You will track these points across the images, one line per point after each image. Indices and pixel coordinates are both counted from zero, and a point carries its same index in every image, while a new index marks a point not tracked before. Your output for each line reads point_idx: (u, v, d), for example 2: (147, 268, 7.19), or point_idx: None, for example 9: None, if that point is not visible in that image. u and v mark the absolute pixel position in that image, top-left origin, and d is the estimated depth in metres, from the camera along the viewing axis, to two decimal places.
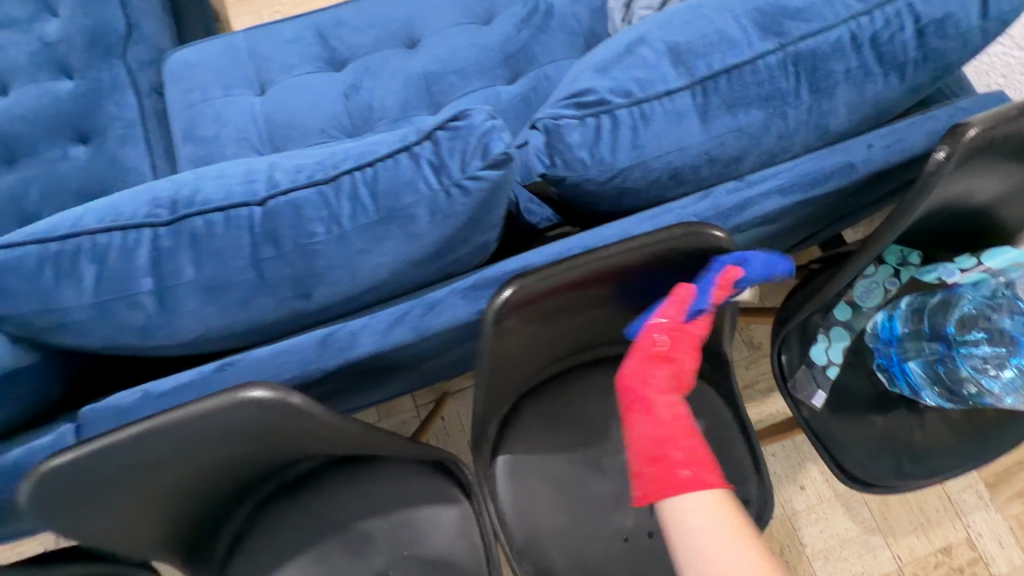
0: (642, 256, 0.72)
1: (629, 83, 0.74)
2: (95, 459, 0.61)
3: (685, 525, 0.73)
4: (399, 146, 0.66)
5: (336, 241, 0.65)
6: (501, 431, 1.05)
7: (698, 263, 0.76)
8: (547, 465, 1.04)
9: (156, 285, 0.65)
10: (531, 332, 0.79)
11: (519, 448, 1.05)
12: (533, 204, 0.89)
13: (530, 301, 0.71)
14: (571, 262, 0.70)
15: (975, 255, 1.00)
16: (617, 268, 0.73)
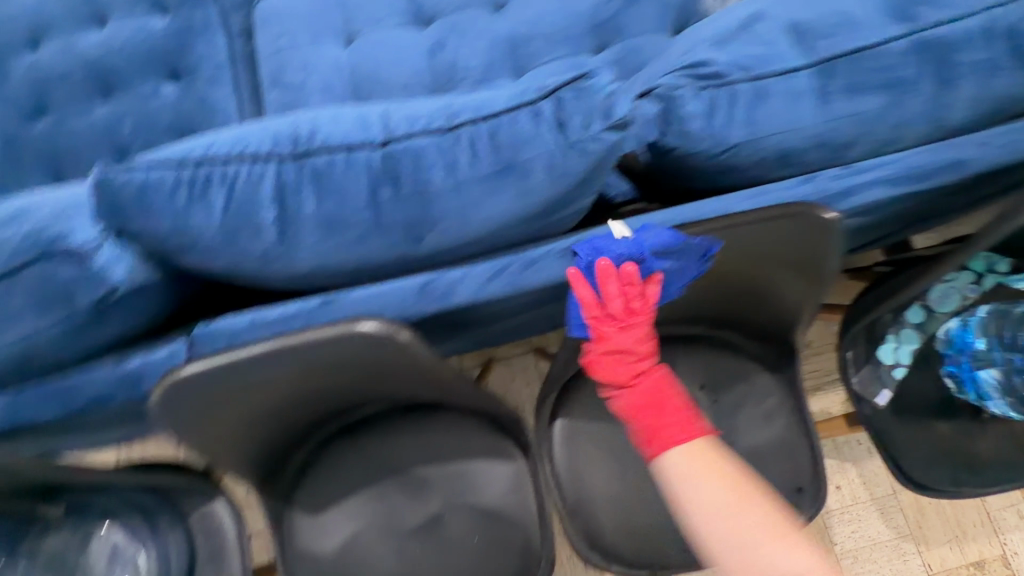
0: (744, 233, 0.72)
1: (748, 57, 0.73)
2: (218, 373, 0.65)
3: (687, 479, 0.80)
4: (521, 102, 0.68)
5: (453, 189, 0.68)
6: (560, 397, 1.08)
7: (800, 246, 0.75)
8: (604, 432, 1.08)
9: (279, 216, 0.68)
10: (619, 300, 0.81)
11: (576, 415, 1.08)
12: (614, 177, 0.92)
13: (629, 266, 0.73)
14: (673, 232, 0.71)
15: None
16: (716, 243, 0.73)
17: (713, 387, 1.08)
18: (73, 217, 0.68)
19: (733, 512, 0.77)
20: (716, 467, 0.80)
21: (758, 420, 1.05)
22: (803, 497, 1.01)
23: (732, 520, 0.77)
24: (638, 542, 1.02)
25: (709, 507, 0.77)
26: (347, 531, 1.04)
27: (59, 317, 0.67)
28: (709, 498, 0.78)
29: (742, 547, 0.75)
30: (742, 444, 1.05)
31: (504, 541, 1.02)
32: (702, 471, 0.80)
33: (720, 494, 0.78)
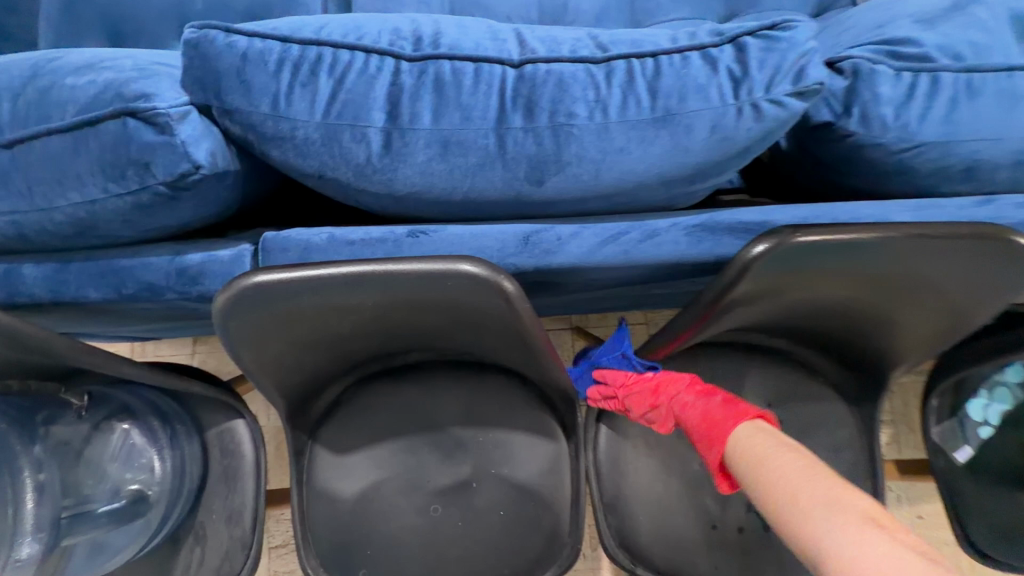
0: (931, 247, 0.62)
1: (961, 44, 0.62)
2: (288, 286, 0.57)
3: (765, 457, 0.67)
4: (694, 44, 0.57)
5: (595, 130, 0.58)
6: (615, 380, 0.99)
7: (970, 277, 0.65)
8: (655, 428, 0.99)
9: (388, 122, 0.59)
10: (748, 298, 0.69)
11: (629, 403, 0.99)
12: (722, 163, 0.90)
13: (771, 265, 0.63)
14: (855, 228, 0.60)
15: None
16: (892, 253, 0.62)
17: None
18: (157, 79, 0.58)
19: (807, 489, 0.61)
20: (783, 457, 0.66)
21: None
22: None
23: (795, 498, 0.61)
24: (671, 551, 0.92)
25: (766, 465, 0.66)
26: (370, 478, 0.99)
27: (127, 191, 0.58)
28: (772, 475, 0.64)
29: (801, 517, 0.59)
30: None
31: (531, 521, 0.96)
32: (773, 451, 0.67)
33: (816, 486, 0.61)
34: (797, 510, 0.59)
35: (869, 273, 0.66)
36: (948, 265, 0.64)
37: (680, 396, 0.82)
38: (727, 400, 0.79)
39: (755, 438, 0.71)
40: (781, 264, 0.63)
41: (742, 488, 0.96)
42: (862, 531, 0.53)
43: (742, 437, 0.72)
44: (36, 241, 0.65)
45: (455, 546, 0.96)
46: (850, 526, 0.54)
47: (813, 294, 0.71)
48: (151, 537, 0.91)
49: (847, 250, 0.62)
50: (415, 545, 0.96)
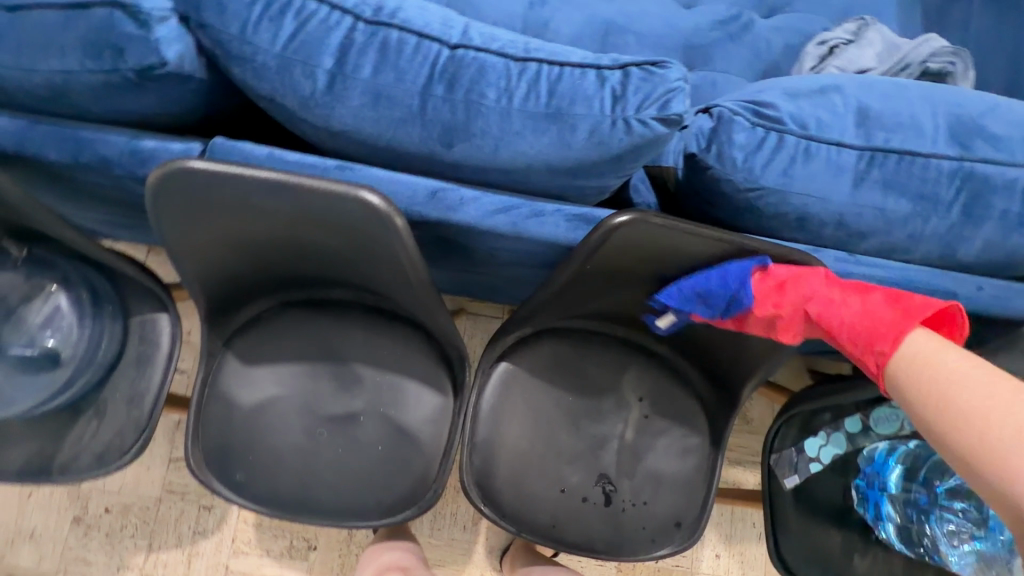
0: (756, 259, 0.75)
1: (811, 117, 0.76)
2: (216, 177, 0.67)
3: (932, 359, 0.70)
4: (594, 63, 0.70)
5: (500, 112, 0.70)
6: (514, 344, 1.13)
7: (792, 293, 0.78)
8: (538, 397, 1.12)
9: (334, 67, 0.71)
10: (616, 268, 0.82)
11: (522, 369, 1.13)
12: (642, 185, 0.92)
13: (631, 238, 0.75)
14: (699, 227, 0.73)
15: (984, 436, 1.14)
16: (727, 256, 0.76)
17: (649, 403, 1.13)
18: None
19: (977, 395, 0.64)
20: (945, 351, 0.70)
21: (673, 449, 1.12)
22: (678, 530, 1.08)
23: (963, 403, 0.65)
24: (521, 503, 1.08)
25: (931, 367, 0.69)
26: (269, 393, 1.07)
27: (103, 69, 0.69)
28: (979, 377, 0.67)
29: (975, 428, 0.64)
30: (652, 463, 1.12)
31: (405, 460, 1.06)
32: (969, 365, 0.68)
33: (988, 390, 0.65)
34: (986, 437, 0.61)
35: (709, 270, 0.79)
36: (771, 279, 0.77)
37: (818, 295, 0.76)
38: (889, 295, 0.77)
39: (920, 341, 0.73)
40: (640, 239, 0.75)
41: (595, 465, 1.11)
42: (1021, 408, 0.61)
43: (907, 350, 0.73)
44: (14, 97, 0.75)
45: (331, 469, 1.05)
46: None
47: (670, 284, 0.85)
48: (51, 397, 1.00)
49: (692, 244, 0.75)
50: (295, 461, 1.05)
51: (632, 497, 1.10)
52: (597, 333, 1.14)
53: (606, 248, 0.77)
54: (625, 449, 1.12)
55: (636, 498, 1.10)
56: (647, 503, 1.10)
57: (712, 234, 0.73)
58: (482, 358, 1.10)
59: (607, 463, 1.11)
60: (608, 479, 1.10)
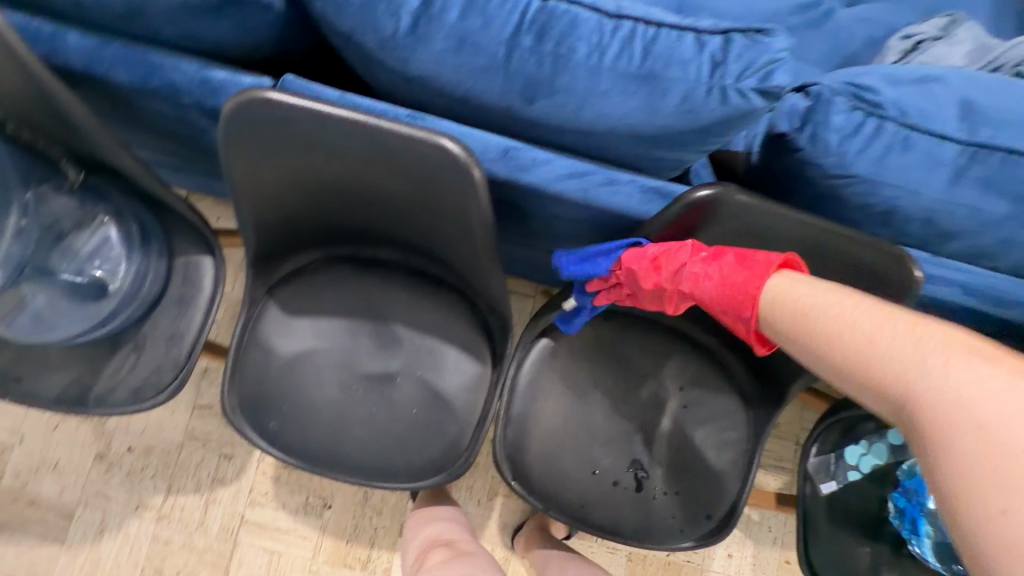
0: (839, 250, 0.72)
1: (912, 105, 0.72)
2: (293, 112, 0.65)
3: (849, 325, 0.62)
4: (693, 25, 0.66)
5: (589, 69, 0.67)
6: (559, 321, 1.11)
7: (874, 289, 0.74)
8: (576, 375, 1.10)
9: (420, 8, 0.68)
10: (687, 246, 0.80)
11: (565, 347, 1.11)
12: (704, 170, 0.89)
13: (710, 213, 0.73)
14: (787, 209, 0.70)
15: None
16: (809, 244, 0.73)
17: (688, 393, 1.11)
18: None
19: (925, 368, 0.55)
20: (847, 301, 0.64)
21: (708, 442, 1.10)
22: (707, 524, 1.06)
23: (902, 360, 0.57)
24: (551, 481, 1.06)
25: (862, 344, 0.60)
26: (307, 345, 1.06)
27: None
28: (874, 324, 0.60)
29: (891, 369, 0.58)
30: (686, 454, 1.09)
31: (436, 426, 1.05)
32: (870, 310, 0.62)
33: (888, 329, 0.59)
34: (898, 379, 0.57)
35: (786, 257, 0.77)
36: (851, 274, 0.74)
37: (682, 267, 0.74)
38: (740, 256, 0.73)
39: (808, 298, 0.66)
40: (718, 215, 0.73)
41: (629, 450, 1.09)
42: (962, 364, 0.53)
43: (786, 302, 0.67)
44: (88, 13, 0.73)
45: (363, 427, 1.04)
46: (953, 364, 0.54)
47: None
48: (93, 327, 1.00)
49: (774, 227, 0.73)
50: (328, 415, 1.04)
51: (663, 485, 1.08)
52: (644, 318, 1.12)
53: (683, 220, 0.74)
54: (660, 437, 1.10)
55: (667, 488, 1.08)
56: (677, 493, 1.08)
57: (799, 219, 0.70)
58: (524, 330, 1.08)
59: (641, 449, 1.09)
60: (641, 465, 1.09)
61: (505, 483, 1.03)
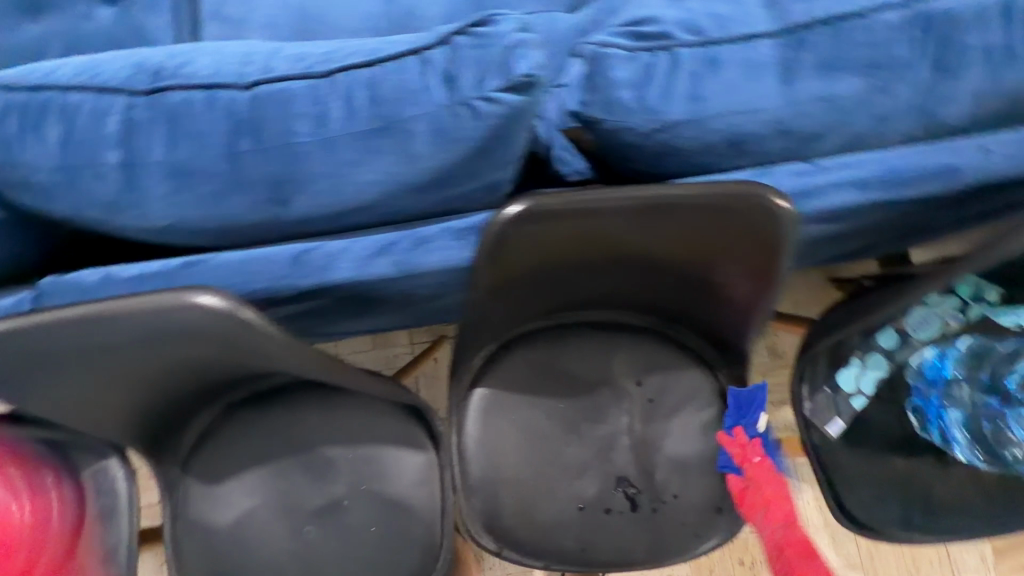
0: (692, 215, 0.60)
1: (704, 18, 0.60)
2: (35, 333, 0.59)
3: None
4: (413, 47, 0.56)
5: (321, 145, 0.57)
6: (486, 365, 1.01)
7: (756, 240, 0.61)
8: (524, 415, 1.00)
9: (121, 159, 0.59)
10: (537, 267, 0.66)
11: (503, 390, 1.01)
12: (566, 150, 0.66)
13: (532, 237, 0.61)
14: (610, 195, 0.58)
15: None
16: (660, 217, 0.60)
17: (649, 384, 1.01)
18: None
19: None
20: None
21: (690, 428, 0.98)
22: (722, 514, 0.95)
23: None
24: (544, 537, 0.96)
25: None
26: (245, 505, 0.98)
27: None
28: None
29: None
30: (671, 448, 0.98)
31: (402, 533, 0.96)
32: None
33: None
34: None
35: (646, 243, 0.64)
36: (724, 233, 0.61)
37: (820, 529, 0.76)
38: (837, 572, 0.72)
39: None
40: (544, 234, 0.61)
41: (610, 469, 0.98)
42: None
43: None
44: None
45: (330, 565, 0.96)
46: None
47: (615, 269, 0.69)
48: None
49: (611, 215, 0.59)
50: (289, 569, 0.96)
51: (659, 492, 0.97)
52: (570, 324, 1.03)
53: (509, 251, 0.61)
54: (637, 443, 0.99)
55: (664, 494, 0.96)
56: (677, 496, 0.96)
57: (630, 196, 0.58)
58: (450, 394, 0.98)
59: (625, 463, 0.98)
60: (628, 480, 0.98)
61: (495, 556, 0.95)
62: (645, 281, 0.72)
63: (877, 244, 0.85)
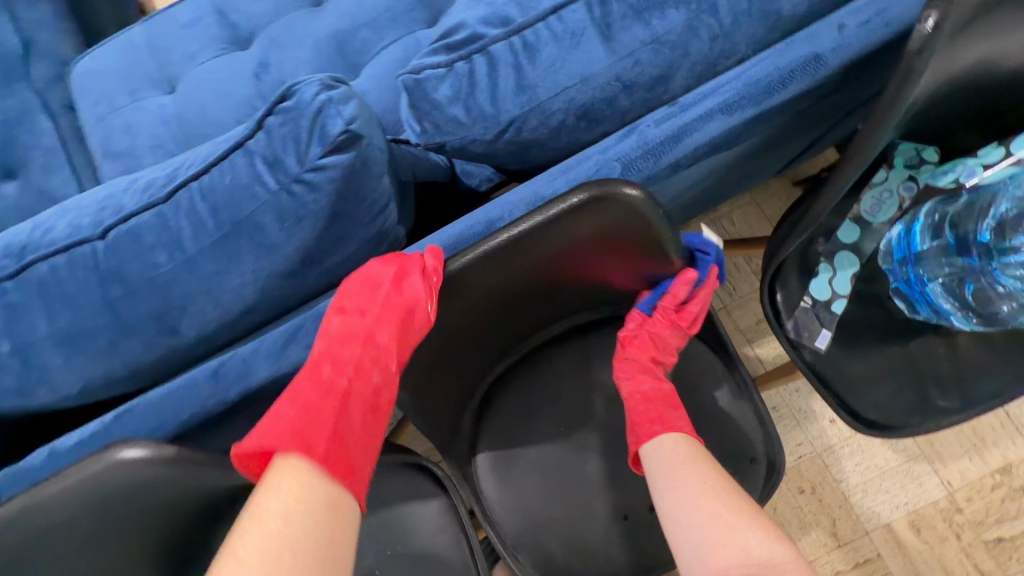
0: (557, 243, 0.61)
1: (506, 6, 0.58)
2: None
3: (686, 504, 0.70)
4: (233, 144, 0.55)
5: (184, 267, 0.58)
6: (476, 427, 1.00)
7: (626, 230, 0.62)
8: (528, 453, 0.98)
9: (13, 343, 0.61)
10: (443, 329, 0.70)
11: (501, 444, 0.99)
12: (469, 166, 0.85)
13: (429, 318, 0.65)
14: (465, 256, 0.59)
15: (1004, 144, 0.80)
16: (525, 252, 0.61)
17: None
18: None
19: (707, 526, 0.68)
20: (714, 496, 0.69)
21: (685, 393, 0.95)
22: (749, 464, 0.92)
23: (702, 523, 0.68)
24: (602, 562, 0.94)
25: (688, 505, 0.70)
26: None
27: None
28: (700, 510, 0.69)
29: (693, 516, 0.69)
30: None
31: None
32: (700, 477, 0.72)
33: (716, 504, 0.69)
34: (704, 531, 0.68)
35: (538, 272, 0.67)
36: (596, 239, 0.63)
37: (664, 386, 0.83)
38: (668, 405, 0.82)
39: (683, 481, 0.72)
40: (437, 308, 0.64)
41: (636, 468, 0.97)
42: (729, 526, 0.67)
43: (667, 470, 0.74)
44: None
45: None
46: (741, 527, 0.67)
47: (531, 291, 0.72)
48: None
49: (476, 269, 0.61)
50: None
51: None
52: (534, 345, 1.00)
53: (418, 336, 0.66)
54: None
55: None
56: None
57: (484, 251, 0.59)
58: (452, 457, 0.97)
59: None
60: None
61: None
62: (564, 288, 0.76)
63: (791, 137, 0.80)
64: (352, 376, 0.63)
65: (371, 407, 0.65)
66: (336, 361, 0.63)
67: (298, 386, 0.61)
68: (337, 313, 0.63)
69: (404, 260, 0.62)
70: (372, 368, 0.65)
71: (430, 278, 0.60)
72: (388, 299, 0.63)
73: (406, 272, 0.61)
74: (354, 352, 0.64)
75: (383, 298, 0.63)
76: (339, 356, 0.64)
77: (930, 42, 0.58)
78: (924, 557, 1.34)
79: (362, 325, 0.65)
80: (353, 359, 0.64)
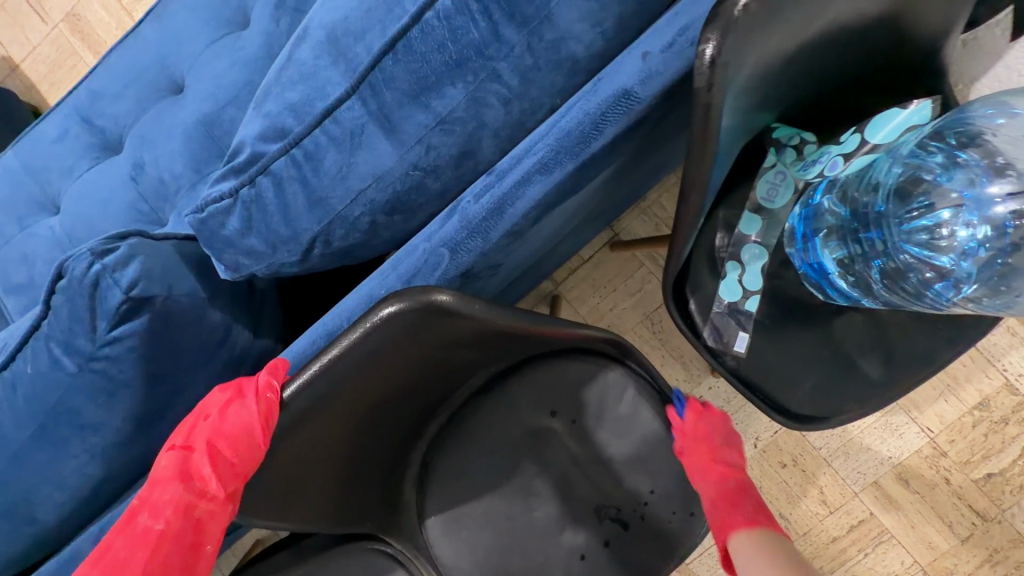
0: (390, 354, 0.57)
1: (283, 114, 0.54)
2: None
3: None
4: (29, 327, 0.53)
5: (22, 456, 0.56)
6: (419, 494, 0.97)
7: (463, 324, 0.57)
8: (475, 512, 0.96)
9: None
10: (335, 450, 0.67)
11: (448, 506, 0.96)
12: None
13: (288, 448, 0.61)
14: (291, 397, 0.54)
15: (861, 131, 0.78)
16: (356, 376, 0.56)
17: (566, 408, 0.96)
18: None
19: None
20: None
21: (621, 424, 0.94)
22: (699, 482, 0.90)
23: None
24: None
25: None
26: None
27: None
28: None
29: None
30: (599, 447, 0.95)
31: None
32: None
33: None
34: None
35: (395, 375, 0.62)
36: (434, 337, 0.58)
37: (732, 482, 0.81)
38: (737, 489, 0.81)
39: None
40: (291, 442, 0.60)
41: (585, 505, 0.95)
42: None
43: None
44: None
45: None
46: None
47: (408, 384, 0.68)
48: None
49: (305, 405, 0.56)
50: None
51: (636, 499, 0.93)
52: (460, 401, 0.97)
53: (287, 465, 0.63)
54: (586, 465, 0.95)
55: (641, 495, 0.93)
56: (653, 492, 0.92)
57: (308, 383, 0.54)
58: (397, 530, 0.95)
59: (591, 490, 0.95)
60: (607, 503, 0.94)
61: None
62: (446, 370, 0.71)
63: (653, 152, 0.75)
64: (167, 520, 0.55)
65: (191, 546, 0.56)
66: (155, 506, 0.56)
67: (105, 547, 0.54)
68: (166, 451, 0.58)
69: (239, 383, 0.57)
70: (195, 505, 0.56)
71: (264, 398, 0.55)
72: (216, 429, 0.56)
73: (235, 396, 0.56)
74: (172, 492, 0.56)
75: (209, 428, 0.57)
76: (157, 501, 0.56)
77: (715, 75, 0.53)
78: (916, 507, 1.32)
79: (188, 460, 0.57)
80: (174, 500, 0.56)
